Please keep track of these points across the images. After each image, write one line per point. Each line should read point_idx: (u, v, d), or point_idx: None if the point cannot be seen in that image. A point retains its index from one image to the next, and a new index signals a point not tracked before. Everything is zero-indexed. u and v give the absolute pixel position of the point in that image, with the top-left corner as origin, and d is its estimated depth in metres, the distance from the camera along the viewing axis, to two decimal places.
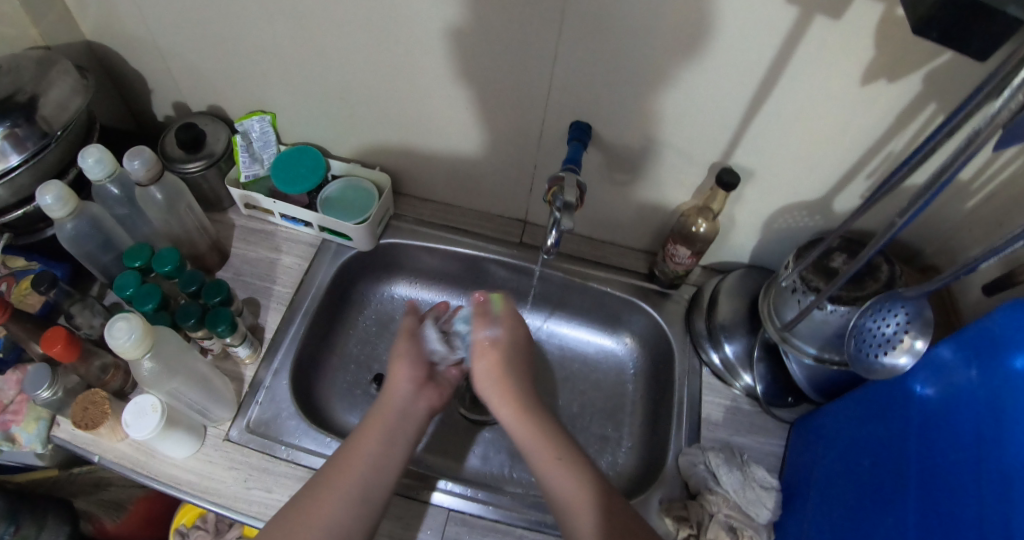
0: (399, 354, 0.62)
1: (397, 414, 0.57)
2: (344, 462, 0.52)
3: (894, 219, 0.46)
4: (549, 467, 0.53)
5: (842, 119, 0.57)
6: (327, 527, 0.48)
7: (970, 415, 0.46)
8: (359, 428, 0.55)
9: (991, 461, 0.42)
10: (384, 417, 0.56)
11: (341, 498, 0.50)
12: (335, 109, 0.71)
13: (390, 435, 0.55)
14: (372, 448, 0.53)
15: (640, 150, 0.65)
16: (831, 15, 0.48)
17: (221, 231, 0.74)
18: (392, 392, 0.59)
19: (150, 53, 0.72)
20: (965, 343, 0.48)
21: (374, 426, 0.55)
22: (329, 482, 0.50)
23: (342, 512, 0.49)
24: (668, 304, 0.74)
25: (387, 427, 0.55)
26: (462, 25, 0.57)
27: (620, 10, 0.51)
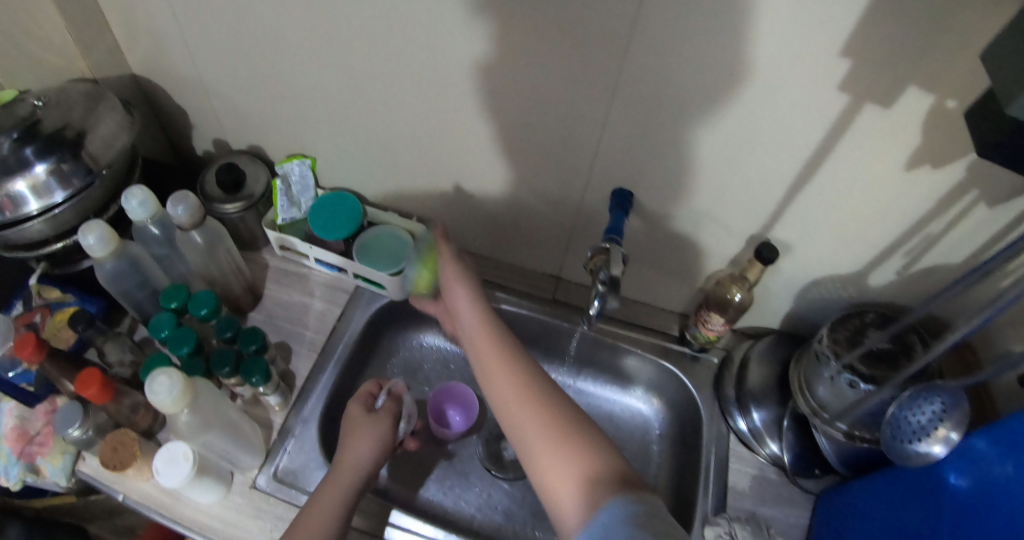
0: (364, 426, 0.58)
1: (354, 486, 0.54)
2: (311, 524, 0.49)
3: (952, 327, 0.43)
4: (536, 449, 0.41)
5: (884, 199, 0.57)
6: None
7: (1007, 512, 0.45)
8: (317, 493, 0.52)
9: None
10: (341, 485, 0.53)
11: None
12: (376, 155, 0.73)
13: (348, 506, 0.53)
14: (332, 514, 0.51)
15: (676, 215, 0.66)
16: (882, 104, 0.48)
17: (255, 271, 0.75)
18: (350, 461, 0.55)
19: (199, 93, 0.74)
20: (1002, 436, 0.47)
21: (333, 494, 0.52)
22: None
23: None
24: (697, 367, 0.74)
25: (346, 495, 0.53)
26: (511, 90, 0.58)
27: (669, 86, 0.52)
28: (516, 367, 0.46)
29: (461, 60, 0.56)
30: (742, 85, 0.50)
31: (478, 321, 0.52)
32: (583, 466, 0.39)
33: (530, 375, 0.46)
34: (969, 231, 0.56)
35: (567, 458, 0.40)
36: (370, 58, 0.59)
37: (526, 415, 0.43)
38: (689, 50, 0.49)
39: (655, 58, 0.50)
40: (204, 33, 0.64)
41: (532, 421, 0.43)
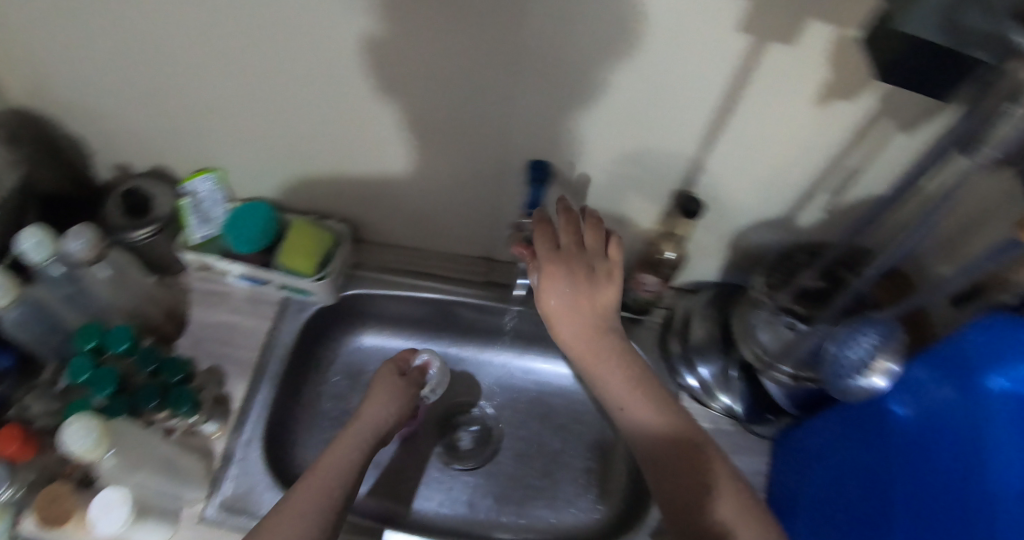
0: (383, 392, 0.61)
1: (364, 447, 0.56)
2: (314, 484, 0.49)
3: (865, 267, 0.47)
4: (626, 401, 0.55)
5: (801, 140, 0.56)
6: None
7: (951, 438, 0.45)
8: (329, 450, 0.53)
9: (975, 485, 0.42)
10: (350, 440, 0.55)
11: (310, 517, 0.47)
12: (287, 160, 0.70)
13: (359, 465, 0.53)
14: (344, 472, 0.52)
15: (598, 180, 0.64)
16: (785, 42, 0.47)
17: (176, 296, 0.72)
18: (367, 420, 0.57)
19: (86, 119, 0.68)
20: (939, 362, 0.48)
21: (344, 452, 0.54)
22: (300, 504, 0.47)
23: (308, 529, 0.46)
24: (641, 329, 0.74)
25: (355, 454, 0.54)
26: (414, 74, 0.55)
27: (573, 50, 0.50)
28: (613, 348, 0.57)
29: (355, 48, 0.53)
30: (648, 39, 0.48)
31: (579, 336, 0.58)
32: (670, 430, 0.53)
33: (621, 355, 0.57)
34: (886, 160, 0.56)
35: (680, 486, 0.50)
36: (261, 60, 0.56)
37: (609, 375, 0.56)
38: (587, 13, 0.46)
39: (553, 23, 0.47)
40: (77, 54, 0.59)
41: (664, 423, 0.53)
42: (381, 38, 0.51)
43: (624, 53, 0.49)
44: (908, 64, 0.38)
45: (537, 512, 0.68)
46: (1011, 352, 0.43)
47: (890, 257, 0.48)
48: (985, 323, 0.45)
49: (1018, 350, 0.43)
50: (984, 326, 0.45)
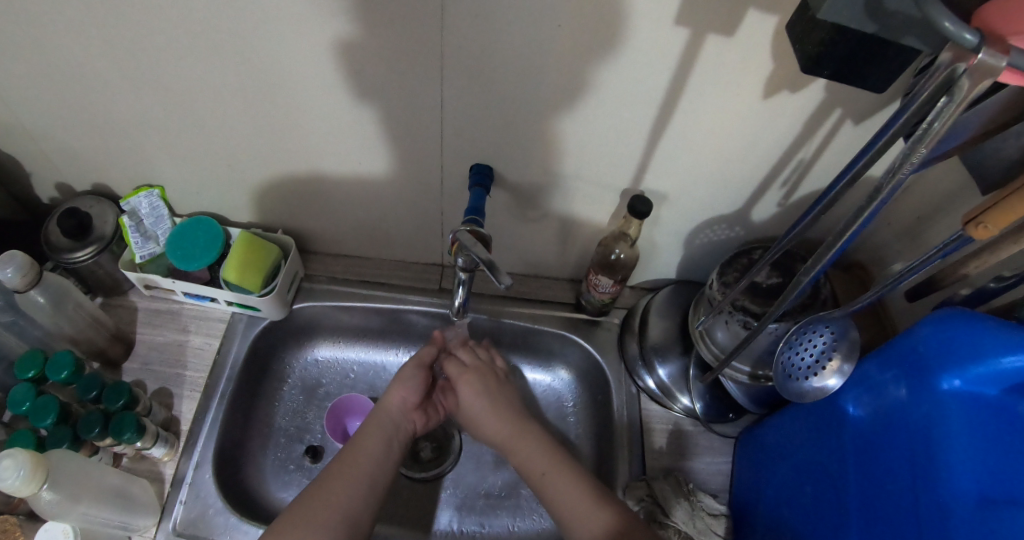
0: (402, 374, 0.63)
1: (392, 427, 0.59)
2: (345, 462, 0.54)
3: (799, 278, 0.45)
4: (518, 448, 0.58)
5: (748, 135, 0.54)
6: (336, 514, 0.49)
7: (904, 439, 0.44)
8: (359, 433, 0.58)
9: (927, 493, 0.41)
10: (382, 423, 0.59)
11: (348, 482, 0.52)
12: (228, 175, 0.68)
13: (386, 442, 0.58)
14: (373, 448, 0.56)
15: (546, 185, 0.62)
16: (723, 33, 0.44)
17: (122, 317, 0.70)
18: (389, 407, 0.61)
19: (15, 138, 0.65)
20: (893, 359, 0.46)
21: (375, 431, 0.58)
22: (338, 474, 0.53)
23: (351, 496, 0.51)
24: (600, 332, 0.73)
25: (384, 433, 0.58)
26: (347, 80, 0.53)
27: (507, 51, 0.48)
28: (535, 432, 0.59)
29: (283, 52, 0.51)
30: (582, 31, 0.45)
31: (494, 416, 0.61)
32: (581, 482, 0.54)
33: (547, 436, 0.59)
34: (837, 151, 0.54)
35: (576, 498, 0.53)
36: (187, 68, 0.54)
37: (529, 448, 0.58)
38: (515, 7, 0.44)
39: (480, 20, 0.45)
40: None
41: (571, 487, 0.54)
42: (307, 36, 0.49)
43: (560, 52, 0.47)
44: (838, 57, 0.36)
45: (501, 518, 0.68)
46: (961, 352, 0.41)
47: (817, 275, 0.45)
48: (933, 319, 0.43)
49: (967, 349, 0.41)
50: (932, 322, 0.43)
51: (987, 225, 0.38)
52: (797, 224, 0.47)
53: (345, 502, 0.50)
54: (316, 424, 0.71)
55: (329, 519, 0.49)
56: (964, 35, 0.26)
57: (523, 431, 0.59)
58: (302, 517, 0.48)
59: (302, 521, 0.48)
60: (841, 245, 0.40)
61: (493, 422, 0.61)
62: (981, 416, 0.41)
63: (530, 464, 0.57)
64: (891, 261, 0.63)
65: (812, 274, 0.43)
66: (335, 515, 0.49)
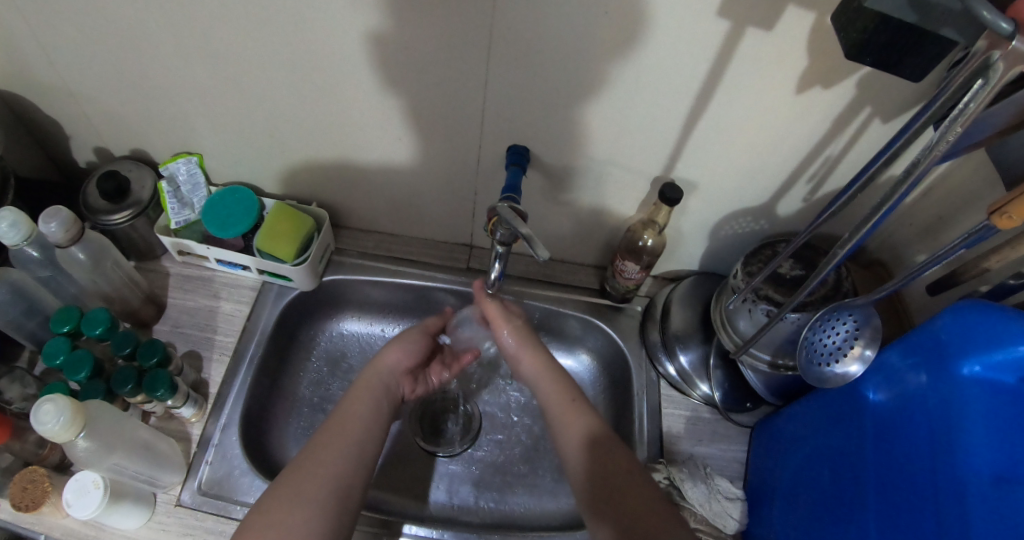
0: (404, 336, 0.65)
1: (382, 385, 0.60)
2: (334, 430, 0.53)
3: (835, 251, 0.45)
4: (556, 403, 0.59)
5: (780, 128, 0.56)
6: (325, 485, 0.48)
7: (923, 423, 0.45)
8: (350, 392, 0.58)
9: (946, 470, 0.42)
10: (369, 386, 0.59)
11: (339, 453, 0.51)
12: (266, 146, 0.69)
13: (375, 400, 0.58)
14: (361, 410, 0.56)
15: (580, 170, 0.64)
16: (763, 27, 0.46)
17: (155, 281, 0.72)
18: (382, 366, 0.61)
19: (62, 102, 0.67)
20: (913, 347, 0.47)
21: (366, 388, 0.58)
22: (328, 442, 0.52)
23: (340, 468, 0.50)
24: (621, 318, 0.75)
25: (373, 395, 0.58)
26: (392, 55, 0.54)
27: (553, 35, 0.49)
28: (573, 396, 0.59)
29: (331, 29, 0.52)
30: (627, 20, 0.47)
31: (544, 375, 0.61)
32: (612, 449, 0.54)
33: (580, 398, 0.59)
34: (864, 148, 0.56)
35: (600, 467, 0.53)
36: (236, 38, 0.55)
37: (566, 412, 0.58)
38: None
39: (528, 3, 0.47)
40: (48, 34, 0.58)
41: (602, 458, 0.54)
42: (359, 11, 0.50)
43: (604, 38, 0.49)
44: (879, 45, 0.38)
45: (514, 498, 0.69)
46: (980, 339, 0.42)
47: (837, 260, 0.47)
48: (956, 309, 0.44)
49: (987, 336, 0.42)
50: (956, 312, 0.44)
51: (1011, 215, 0.38)
52: (828, 210, 0.49)
53: (332, 471, 0.49)
54: (340, 396, 0.73)
55: (317, 493, 0.48)
56: (999, 24, 0.28)
57: (572, 402, 0.58)
58: (291, 493, 0.47)
59: (292, 495, 0.47)
60: (866, 230, 0.42)
61: (540, 377, 0.62)
62: (1002, 400, 0.41)
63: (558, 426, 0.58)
64: (912, 258, 0.65)
65: (836, 257, 0.45)
66: (325, 485, 0.48)
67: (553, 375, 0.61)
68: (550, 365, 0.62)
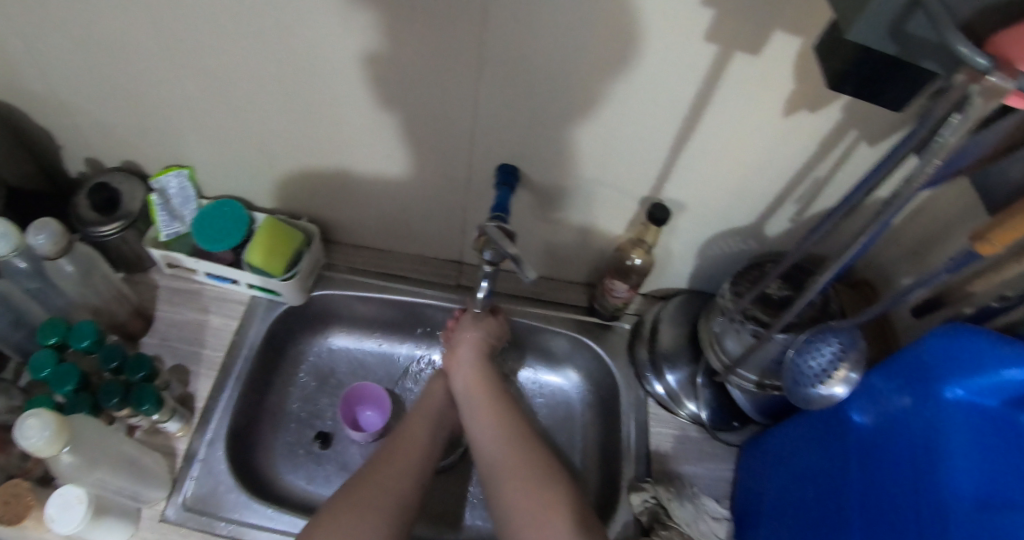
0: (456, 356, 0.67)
1: (435, 415, 0.64)
2: (398, 446, 0.58)
3: (819, 276, 0.46)
4: (506, 476, 0.55)
5: (767, 151, 0.56)
6: (390, 497, 0.52)
7: (906, 445, 0.45)
8: (409, 421, 0.62)
9: (927, 492, 0.42)
10: (424, 415, 0.63)
11: (401, 470, 0.55)
12: (257, 161, 0.69)
13: (432, 430, 0.62)
14: (421, 434, 0.60)
15: (570, 188, 0.64)
16: (750, 51, 0.46)
17: (144, 293, 0.72)
18: (435, 395, 0.66)
19: (51, 112, 0.67)
20: (898, 370, 0.47)
21: (422, 420, 0.62)
22: (394, 458, 0.56)
23: (405, 481, 0.54)
24: (611, 335, 0.75)
25: (430, 421, 0.63)
26: (383, 73, 0.55)
27: (543, 56, 0.50)
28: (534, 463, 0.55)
29: (323, 46, 0.53)
30: (615, 44, 0.48)
31: (498, 440, 0.58)
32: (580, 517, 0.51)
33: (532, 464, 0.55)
34: (851, 170, 0.56)
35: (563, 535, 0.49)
36: (228, 52, 0.55)
37: (524, 478, 0.54)
38: (554, 15, 0.46)
39: (518, 25, 0.47)
40: (38, 44, 0.58)
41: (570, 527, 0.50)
42: (350, 30, 0.50)
43: (592, 60, 0.49)
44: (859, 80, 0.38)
45: None
46: (964, 362, 0.42)
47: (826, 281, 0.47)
48: (940, 332, 0.44)
49: (970, 360, 0.42)
50: (939, 336, 0.44)
51: (991, 242, 0.39)
52: (815, 233, 0.49)
53: (399, 484, 0.54)
54: (328, 411, 0.73)
55: (383, 505, 0.51)
56: (976, 59, 0.26)
57: (521, 456, 0.56)
58: (359, 501, 0.51)
59: (365, 500, 0.51)
60: (849, 255, 0.43)
61: (478, 408, 0.62)
62: (984, 424, 0.42)
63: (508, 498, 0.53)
64: (898, 279, 0.65)
65: (822, 282, 0.45)
66: (389, 497, 0.52)
67: (491, 408, 0.61)
68: (490, 396, 0.63)
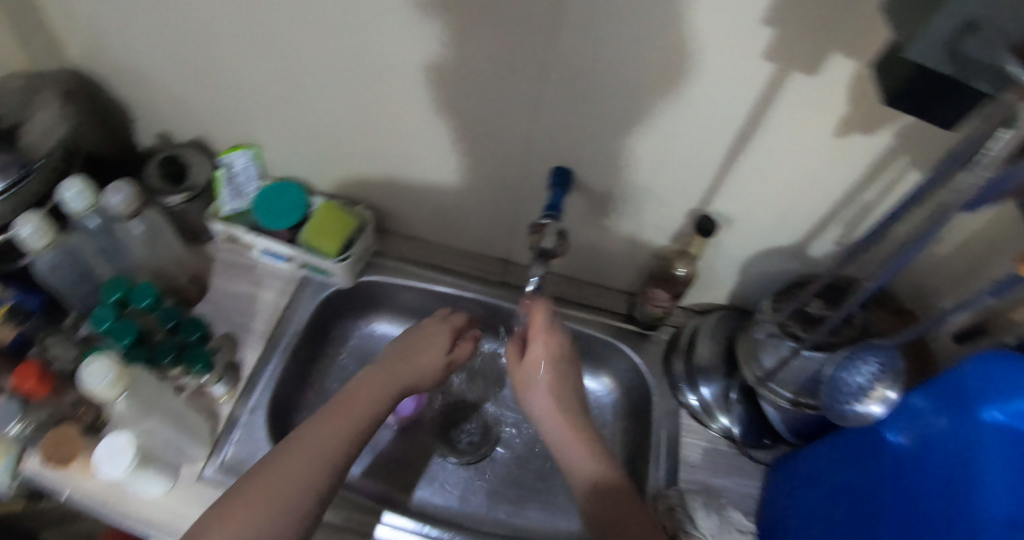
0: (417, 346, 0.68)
1: (393, 390, 0.63)
2: (331, 419, 0.58)
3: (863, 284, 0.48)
4: (556, 429, 0.63)
5: (817, 171, 0.58)
6: (306, 470, 0.52)
7: (940, 465, 0.46)
8: (349, 397, 0.61)
9: (960, 511, 0.42)
10: (376, 391, 0.63)
11: (317, 446, 0.54)
12: (322, 146, 0.72)
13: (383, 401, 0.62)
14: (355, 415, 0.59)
15: (623, 195, 0.67)
16: (808, 72, 0.48)
17: (202, 263, 0.75)
18: (398, 374, 0.65)
19: (134, 86, 0.72)
20: (937, 391, 0.48)
21: (369, 395, 0.62)
22: (320, 435, 0.56)
23: (322, 454, 0.54)
24: (649, 345, 0.76)
25: (376, 400, 0.62)
26: (451, 73, 0.57)
27: (606, 64, 0.52)
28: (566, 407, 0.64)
29: (395, 45, 0.56)
30: (674, 57, 0.50)
31: (538, 397, 0.65)
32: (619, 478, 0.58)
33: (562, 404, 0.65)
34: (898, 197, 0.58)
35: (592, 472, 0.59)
36: (302, 42, 0.58)
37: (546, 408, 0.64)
38: (620, 26, 0.48)
39: (584, 34, 0.50)
40: (128, 22, 0.62)
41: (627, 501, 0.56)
42: (418, 32, 0.54)
43: (651, 72, 0.52)
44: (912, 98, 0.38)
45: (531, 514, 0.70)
46: (1004, 385, 0.43)
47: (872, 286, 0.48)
48: (982, 357, 0.45)
49: (1011, 384, 0.43)
50: (981, 360, 0.45)
51: None
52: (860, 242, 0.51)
53: (321, 455, 0.54)
54: None
55: (300, 481, 0.52)
56: None
57: (562, 410, 0.64)
58: (268, 477, 0.51)
59: (276, 474, 0.51)
60: (891, 268, 0.44)
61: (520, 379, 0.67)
62: None
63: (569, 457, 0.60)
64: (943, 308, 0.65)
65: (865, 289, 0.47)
66: (304, 472, 0.52)
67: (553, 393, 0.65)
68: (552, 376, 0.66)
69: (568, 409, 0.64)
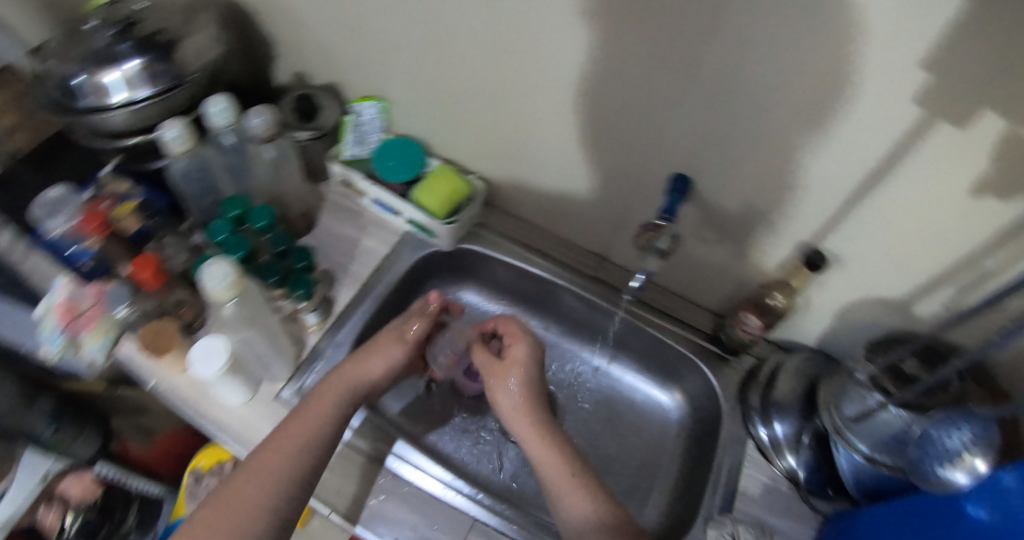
0: (374, 350, 0.63)
1: (357, 391, 0.60)
2: (286, 432, 0.55)
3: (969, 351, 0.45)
4: (532, 444, 0.60)
5: (942, 230, 0.55)
6: (263, 500, 0.51)
7: None
8: (301, 409, 0.58)
9: None
10: (333, 395, 0.59)
11: (271, 472, 0.53)
12: (446, 110, 0.74)
13: (337, 411, 0.58)
14: (316, 429, 0.56)
15: (738, 214, 0.66)
16: (956, 124, 0.45)
17: (315, 200, 0.80)
18: (357, 378, 0.61)
19: (282, 22, 0.75)
20: None
21: (319, 408, 0.58)
22: (273, 458, 0.53)
23: (276, 485, 0.52)
24: (726, 370, 0.76)
25: (334, 404, 0.58)
26: (591, 62, 0.57)
27: (751, 80, 0.51)
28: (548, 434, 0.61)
29: (537, 28, 0.57)
30: (824, 85, 0.48)
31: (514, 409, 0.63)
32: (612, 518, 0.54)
33: (541, 423, 0.61)
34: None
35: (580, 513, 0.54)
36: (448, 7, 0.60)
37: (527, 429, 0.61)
38: (774, 43, 0.47)
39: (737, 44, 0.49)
40: None
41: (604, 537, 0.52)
42: (561, 20, 0.54)
43: (793, 93, 0.50)
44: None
45: None
46: None
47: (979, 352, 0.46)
48: None
49: None
50: None
51: None
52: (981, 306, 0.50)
53: (273, 481, 0.52)
54: None
55: (254, 509, 0.51)
56: None
57: (540, 429, 0.61)
58: (225, 505, 0.51)
59: (230, 506, 0.50)
60: (1005, 340, 0.42)
61: (506, 400, 0.64)
62: None
63: (547, 469, 0.58)
64: None
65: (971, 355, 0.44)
66: (259, 502, 0.51)
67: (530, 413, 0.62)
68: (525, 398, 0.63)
69: (540, 417, 0.62)
